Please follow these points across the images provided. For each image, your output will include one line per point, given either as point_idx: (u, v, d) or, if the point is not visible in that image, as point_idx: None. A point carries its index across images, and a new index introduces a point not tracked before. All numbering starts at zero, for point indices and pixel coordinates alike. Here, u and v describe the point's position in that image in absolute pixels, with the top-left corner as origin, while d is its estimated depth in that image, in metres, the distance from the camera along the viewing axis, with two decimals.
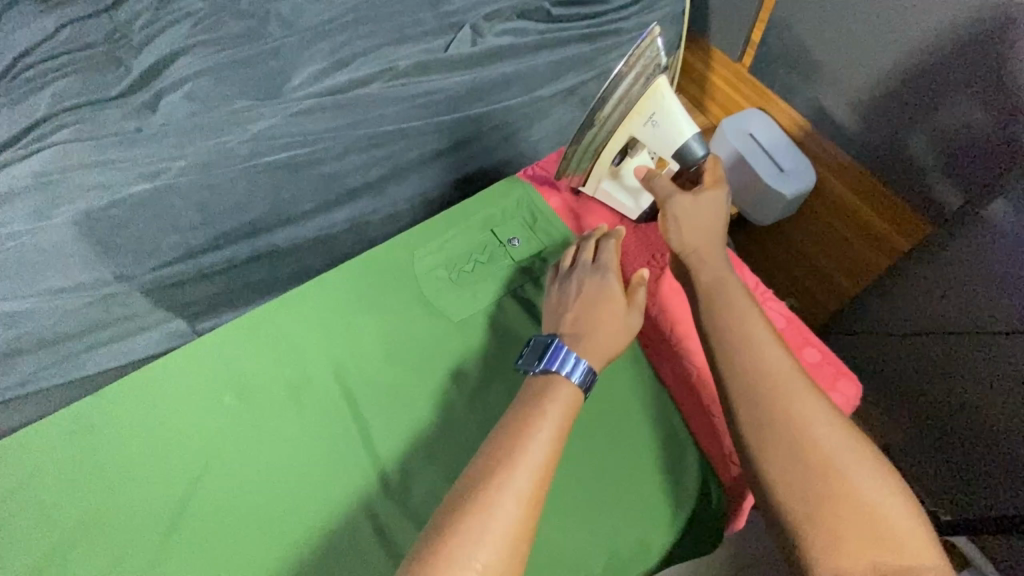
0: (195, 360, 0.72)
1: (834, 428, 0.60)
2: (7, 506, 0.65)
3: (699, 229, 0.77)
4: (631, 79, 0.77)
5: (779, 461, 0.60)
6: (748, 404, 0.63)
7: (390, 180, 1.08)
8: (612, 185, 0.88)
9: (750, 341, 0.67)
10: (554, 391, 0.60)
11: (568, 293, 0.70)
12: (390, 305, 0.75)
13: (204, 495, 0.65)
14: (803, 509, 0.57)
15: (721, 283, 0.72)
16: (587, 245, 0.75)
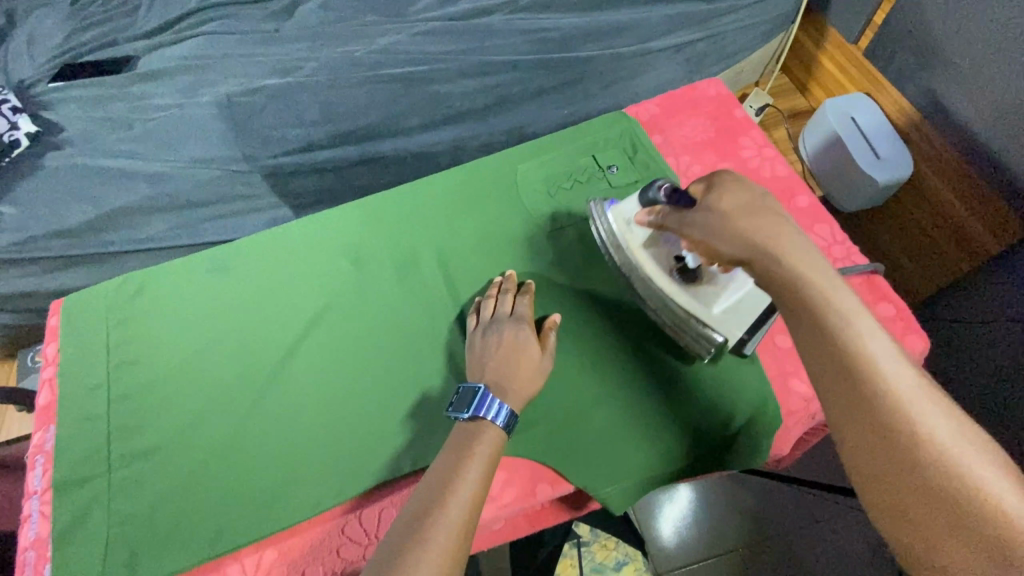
0: (315, 230, 0.82)
1: (963, 423, 0.38)
2: (157, 318, 0.77)
3: (744, 215, 0.50)
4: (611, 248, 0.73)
5: (907, 495, 0.38)
6: (862, 415, 0.40)
7: (495, 109, 1.14)
8: (722, 304, 0.65)
9: (840, 314, 0.43)
10: (475, 442, 0.57)
11: (487, 345, 0.67)
12: (491, 207, 0.82)
13: (315, 339, 0.74)
14: (948, 556, 0.36)
15: (791, 245, 0.47)
16: (498, 298, 0.71)
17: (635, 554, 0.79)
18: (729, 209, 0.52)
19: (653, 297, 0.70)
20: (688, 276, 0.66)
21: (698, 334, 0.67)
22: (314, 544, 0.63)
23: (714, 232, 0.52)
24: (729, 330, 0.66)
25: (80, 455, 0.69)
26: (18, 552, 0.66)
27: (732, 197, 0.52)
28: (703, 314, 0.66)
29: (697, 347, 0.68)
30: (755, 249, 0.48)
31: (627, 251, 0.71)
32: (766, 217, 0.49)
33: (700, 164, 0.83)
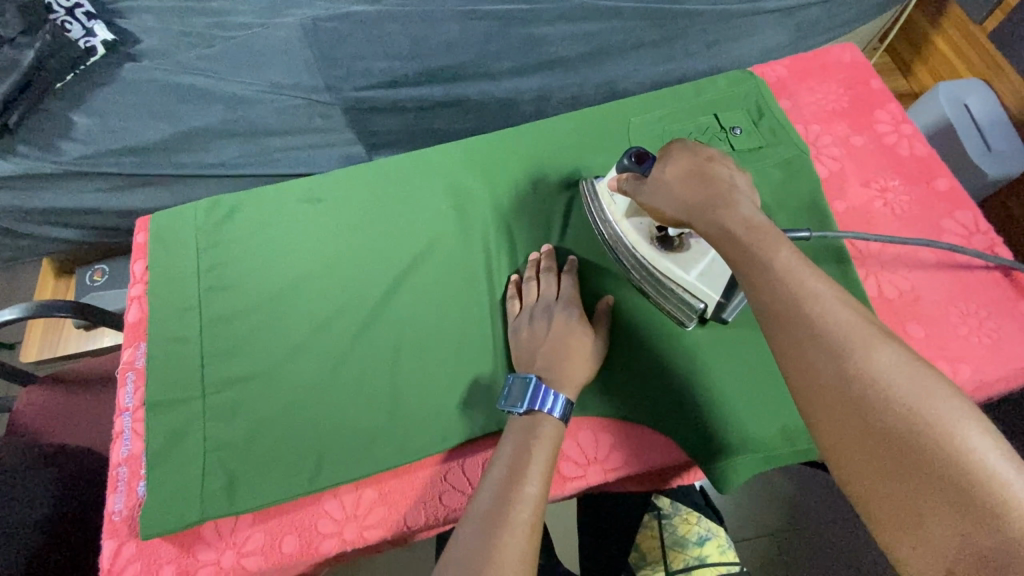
0: (415, 166, 0.78)
1: (903, 356, 0.39)
2: (249, 243, 0.75)
3: (698, 183, 0.51)
4: (599, 219, 0.69)
5: (849, 439, 0.38)
6: (803, 370, 0.41)
7: (589, 59, 1.08)
8: (698, 269, 0.61)
9: (782, 273, 0.44)
10: (533, 437, 0.56)
11: (535, 330, 0.64)
12: (600, 160, 0.77)
13: (415, 280, 0.71)
14: (895, 493, 0.36)
15: (740, 212, 0.48)
16: (541, 278, 0.68)
17: (717, 529, 0.74)
18: (681, 179, 0.53)
19: (631, 266, 0.66)
20: (664, 241, 0.63)
21: (679, 299, 0.63)
22: (417, 488, 0.62)
23: (671, 202, 0.53)
24: (708, 297, 0.62)
25: (174, 375, 0.67)
26: (111, 466, 0.65)
27: (677, 166, 0.53)
28: (682, 278, 0.62)
29: (677, 310, 0.64)
30: (704, 218, 0.50)
31: (611, 221, 0.68)
32: (722, 184, 0.50)
33: (830, 134, 0.77)
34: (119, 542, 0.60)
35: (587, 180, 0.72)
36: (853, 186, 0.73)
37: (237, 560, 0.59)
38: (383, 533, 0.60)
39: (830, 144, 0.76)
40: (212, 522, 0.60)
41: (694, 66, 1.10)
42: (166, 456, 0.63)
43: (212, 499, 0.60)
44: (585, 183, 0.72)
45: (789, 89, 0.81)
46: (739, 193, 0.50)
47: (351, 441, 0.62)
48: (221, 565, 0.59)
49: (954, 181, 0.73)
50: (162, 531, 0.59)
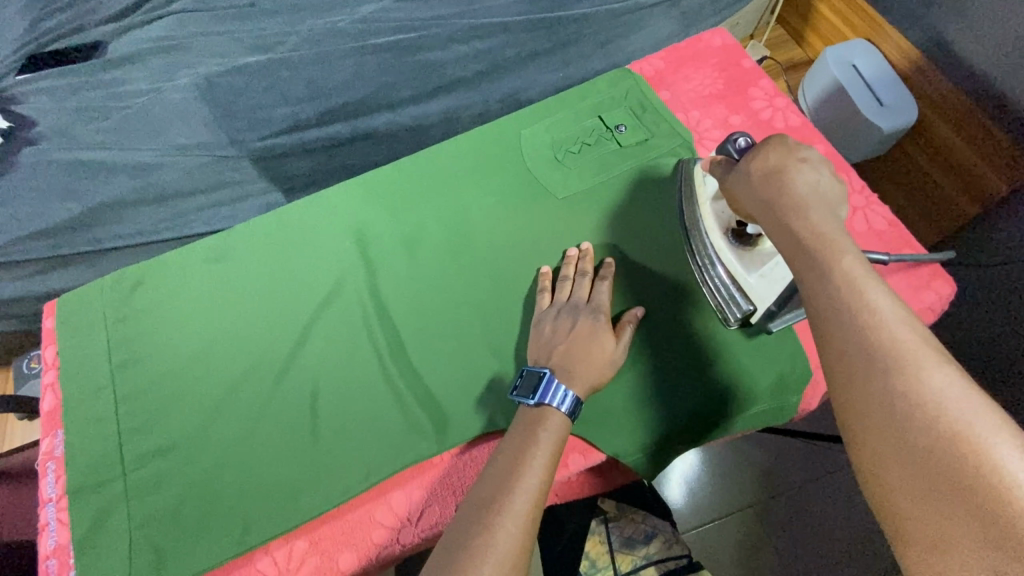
0: (316, 209, 0.79)
1: (958, 383, 0.35)
2: (157, 312, 0.74)
3: (795, 187, 0.50)
4: (684, 200, 0.71)
5: (886, 446, 0.35)
6: (844, 375, 0.38)
7: (487, 76, 1.10)
8: (760, 271, 0.63)
9: (841, 278, 0.41)
10: (539, 430, 0.55)
11: (561, 329, 0.63)
12: (495, 175, 0.79)
13: (326, 323, 0.71)
14: (928, 505, 0.32)
15: (823, 219, 0.46)
16: (578, 279, 0.67)
17: (663, 526, 0.73)
18: (772, 173, 0.52)
19: (699, 255, 0.68)
20: (739, 236, 0.64)
21: (729, 294, 0.66)
22: (347, 531, 0.62)
23: (755, 197, 0.52)
24: (761, 300, 0.64)
25: (96, 458, 0.67)
26: (40, 561, 0.64)
27: (768, 161, 0.52)
28: (741, 275, 0.64)
29: (726, 308, 0.66)
30: (790, 213, 0.48)
31: (695, 204, 0.69)
32: (820, 192, 0.49)
33: (709, 118, 0.80)
34: None
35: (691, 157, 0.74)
36: None
37: None
38: None
39: (711, 128, 0.79)
40: None
41: (592, 67, 1.12)
42: (94, 540, 0.62)
43: None
44: (684, 160, 0.74)
45: (667, 80, 0.84)
46: (836, 206, 0.48)
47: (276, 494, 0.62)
48: None
49: (828, 146, 0.76)
50: None
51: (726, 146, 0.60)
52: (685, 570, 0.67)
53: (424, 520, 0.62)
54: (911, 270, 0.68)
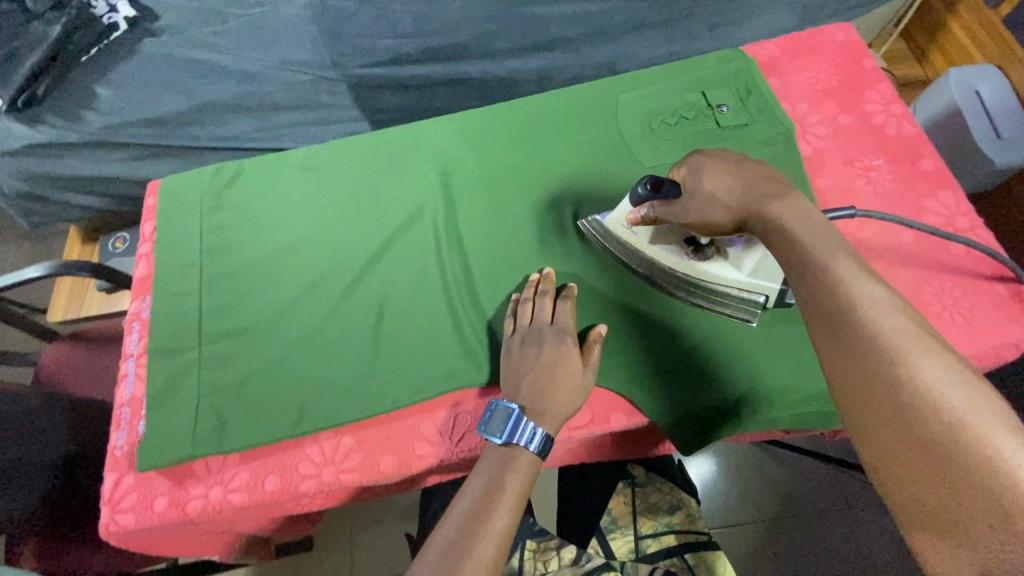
0: (406, 138, 0.81)
1: (954, 368, 0.38)
2: (248, 208, 0.79)
3: (744, 182, 0.54)
4: (619, 250, 0.69)
5: (892, 438, 0.37)
6: (846, 379, 0.41)
7: (590, 40, 1.09)
8: (750, 267, 0.62)
9: (825, 278, 0.44)
10: (508, 469, 0.56)
11: (526, 357, 0.62)
12: (586, 134, 0.79)
13: (400, 246, 0.74)
14: (934, 490, 0.35)
15: (790, 208, 0.50)
16: (537, 301, 0.66)
17: (688, 501, 0.73)
18: (712, 186, 0.55)
19: (676, 283, 0.67)
20: (700, 253, 0.63)
21: (741, 299, 0.65)
22: (392, 438, 0.66)
23: (716, 207, 0.55)
24: (768, 289, 0.63)
25: (175, 327, 0.73)
26: (115, 406, 0.70)
27: (715, 179, 0.56)
28: (738, 281, 0.63)
29: (737, 309, 0.66)
30: (758, 216, 0.52)
31: (637, 249, 0.67)
32: (766, 178, 0.54)
33: (817, 113, 0.77)
34: (119, 474, 0.66)
35: (587, 218, 0.72)
36: (837, 165, 0.74)
37: (224, 494, 0.64)
38: (359, 476, 0.64)
39: (817, 124, 0.76)
40: (202, 458, 0.65)
41: (698, 49, 1.10)
42: (164, 398, 0.68)
43: (203, 438, 0.65)
44: (583, 223, 0.72)
45: (780, 68, 0.81)
46: (788, 185, 0.53)
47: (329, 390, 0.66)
48: (208, 498, 0.64)
49: (940, 163, 0.73)
50: (156, 463, 0.64)
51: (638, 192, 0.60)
52: (700, 549, 0.67)
53: (462, 443, 0.65)
54: (1003, 303, 0.65)
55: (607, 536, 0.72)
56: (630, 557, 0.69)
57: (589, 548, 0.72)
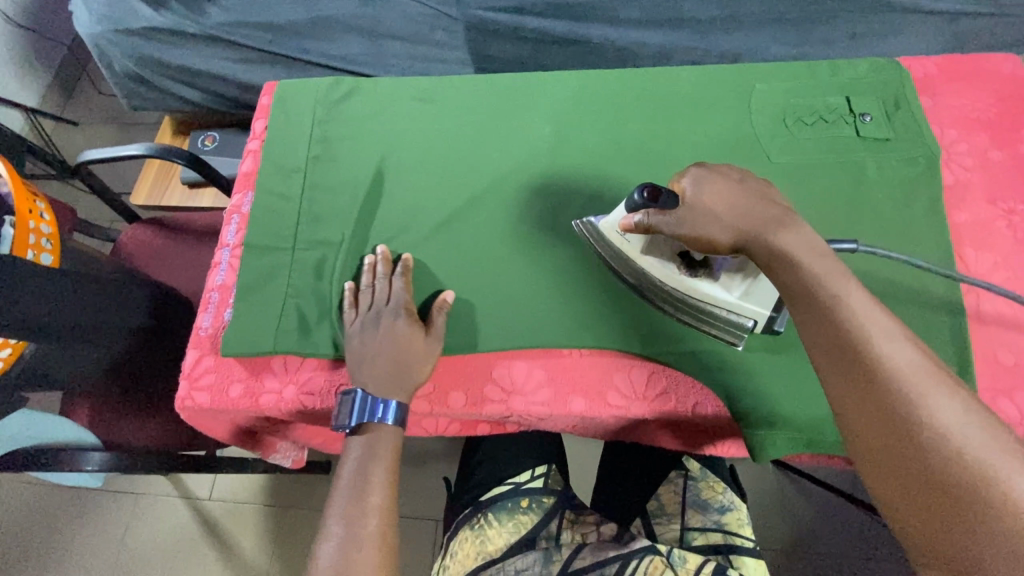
0: (526, 88, 0.80)
1: (962, 404, 0.41)
2: (360, 126, 0.79)
3: (745, 204, 0.53)
4: (612, 257, 0.65)
5: (908, 480, 0.41)
6: (857, 414, 0.44)
7: (720, 26, 1.04)
8: (740, 289, 0.58)
9: (837, 308, 0.47)
10: (370, 447, 0.62)
11: (370, 345, 0.64)
12: (714, 117, 0.75)
13: (504, 193, 0.73)
14: (947, 528, 0.39)
15: (795, 236, 0.51)
16: (374, 285, 0.67)
17: (738, 503, 0.74)
18: (709, 201, 0.53)
19: (665, 296, 0.63)
20: (691, 271, 0.59)
21: (727, 321, 0.61)
22: (466, 375, 0.66)
23: (714, 226, 0.53)
24: (756, 313, 0.59)
25: (273, 226, 0.74)
26: (205, 289, 0.72)
27: (714, 191, 0.54)
28: (726, 302, 0.59)
29: (725, 329, 0.62)
30: (757, 242, 0.52)
31: (628, 259, 0.63)
32: (765, 201, 0.53)
33: (967, 142, 0.72)
34: (201, 354, 0.68)
35: (580, 219, 0.68)
36: (976, 200, 0.69)
37: (297, 394, 0.65)
38: (428, 405, 0.65)
39: (965, 153, 0.72)
40: (281, 356, 0.66)
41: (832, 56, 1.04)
42: (253, 291, 0.69)
43: (287, 337, 0.66)
44: (580, 223, 0.68)
45: (936, 87, 0.76)
46: (788, 211, 0.53)
47: (413, 315, 0.66)
48: (282, 395, 0.65)
49: None
50: (240, 351, 0.66)
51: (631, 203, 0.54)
52: (747, 552, 0.68)
53: (536, 398, 0.64)
54: None
55: (653, 521, 0.75)
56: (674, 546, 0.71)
57: (632, 527, 0.76)
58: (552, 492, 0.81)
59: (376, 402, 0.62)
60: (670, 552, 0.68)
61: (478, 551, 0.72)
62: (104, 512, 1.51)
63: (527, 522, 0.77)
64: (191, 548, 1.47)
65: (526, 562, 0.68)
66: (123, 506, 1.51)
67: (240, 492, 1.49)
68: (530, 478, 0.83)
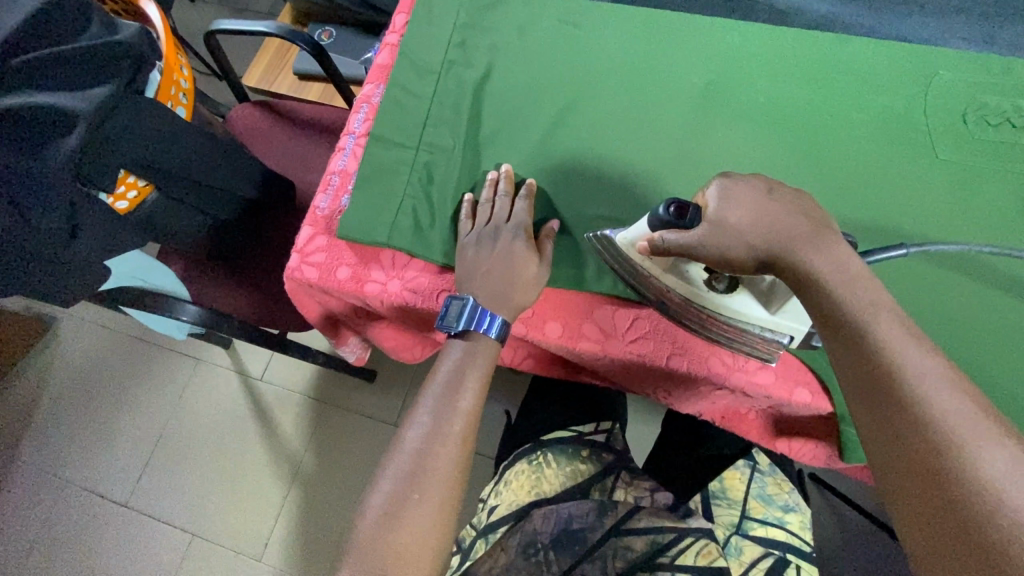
0: (682, 33, 0.76)
1: (1014, 459, 0.39)
2: (504, 38, 0.77)
3: (767, 217, 0.50)
4: (632, 281, 0.61)
5: (926, 517, 0.40)
6: (882, 444, 0.44)
7: (896, 3, 0.94)
8: (779, 310, 0.54)
9: (863, 326, 0.46)
10: (470, 355, 0.65)
11: (483, 252, 0.64)
12: (881, 99, 0.70)
13: (640, 135, 0.71)
14: (964, 570, 0.38)
15: (828, 259, 0.48)
16: (495, 200, 0.67)
17: (803, 509, 0.77)
18: (740, 218, 0.51)
19: (690, 316, 0.59)
20: (723, 292, 0.55)
21: (763, 338, 0.56)
22: (566, 312, 0.66)
23: (737, 245, 0.50)
24: (794, 330, 0.55)
25: (403, 122, 0.73)
26: (327, 170, 0.73)
27: (734, 203, 0.51)
28: (763, 323, 0.55)
29: (759, 350, 0.58)
30: (791, 264, 0.49)
31: (649, 280, 0.59)
32: (795, 215, 0.50)
33: None
34: (315, 231, 0.70)
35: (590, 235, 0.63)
36: None
37: (400, 289, 0.67)
38: (522, 327, 0.66)
39: None
40: (391, 250, 0.68)
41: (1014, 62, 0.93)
42: (375, 182, 0.70)
43: (400, 233, 0.67)
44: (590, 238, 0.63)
45: None
46: (824, 224, 0.50)
47: (530, 236, 0.65)
48: (386, 287, 0.67)
49: None
50: (355, 237, 0.67)
51: (656, 218, 0.53)
52: (802, 555, 0.71)
53: (630, 345, 0.63)
54: None
55: (713, 500, 0.79)
56: (729, 528, 0.75)
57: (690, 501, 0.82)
58: (612, 450, 0.85)
59: (486, 313, 0.63)
60: (727, 539, 0.73)
61: (532, 486, 0.78)
62: (167, 368, 1.63)
63: (585, 470, 0.81)
64: (235, 419, 1.57)
65: (581, 509, 0.70)
66: (184, 367, 1.62)
67: (289, 380, 1.58)
68: (594, 430, 0.88)
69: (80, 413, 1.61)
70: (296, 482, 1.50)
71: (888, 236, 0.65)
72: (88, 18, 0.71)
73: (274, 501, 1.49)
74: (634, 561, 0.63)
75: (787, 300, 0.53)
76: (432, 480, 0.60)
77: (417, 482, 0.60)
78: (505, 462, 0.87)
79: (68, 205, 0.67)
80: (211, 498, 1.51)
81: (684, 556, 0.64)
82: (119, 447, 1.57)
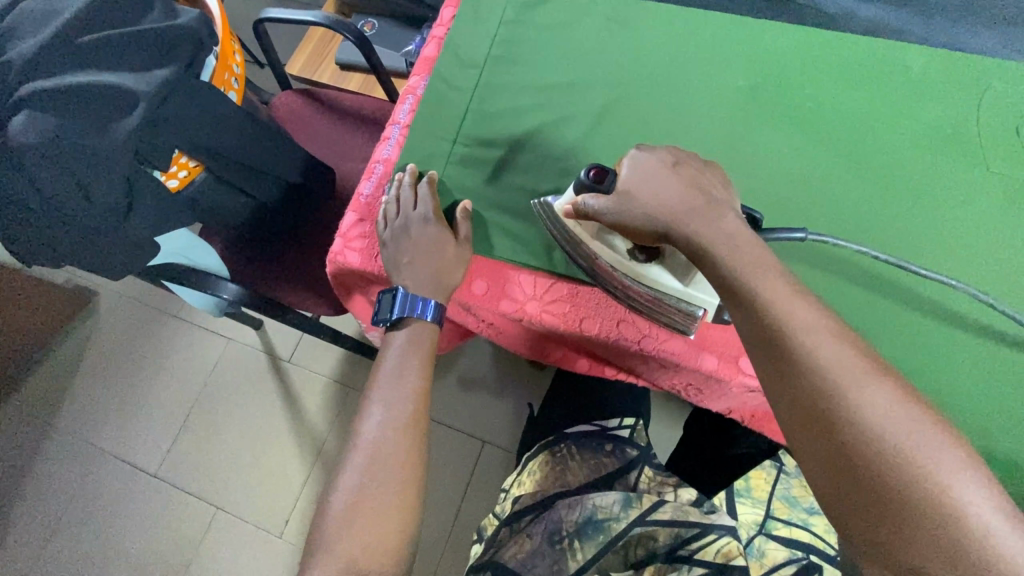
0: (728, 34, 0.76)
1: (900, 408, 0.45)
2: (549, 34, 0.78)
3: (665, 189, 0.55)
4: (564, 249, 0.64)
5: (849, 488, 0.46)
6: (798, 424, 0.49)
7: (951, 10, 0.91)
8: (686, 281, 0.58)
9: (774, 308, 0.50)
10: (409, 345, 0.69)
11: (398, 245, 0.67)
12: (933, 106, 0.69)
13: (681, 134, 0.71)
14: (883, 528, 0.44)
15: (715, 225, 0.54)
16: (400, 195, 0.68)
17: (829, 512, 0.75)
18: (642, 186, 0.56)
19: (612, 286, 0.62)
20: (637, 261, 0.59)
21: (676, 310, 0.59)
22: (601, 306, 0.65)
23: (643, 216, 0.55)
24: (706, 301, 0.57)
25: (447, 113, 0.75)
26: (372, 159, 0.75)
27: (641, 176, 0.56)
28: (674, 293, 0.58)
29: (675, 320, 0.60)
30: (682, 231, 0.54)
31: (578, 245, 0.61)
32: (692, 187, 0.55)
33: None
34: (359, 217, 0.71)
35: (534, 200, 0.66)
36: None
37: (438, 277, 0.68)
38: (559, 321, 0.65)
39: None
40: None
41: None
42: (418, 172, 0.72)
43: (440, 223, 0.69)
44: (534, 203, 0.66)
45: None
46: (718, 197, 0.55)
47: (440, 219, 0.67)
48: None
49: None
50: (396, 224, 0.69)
51: (579, 183, 0.57)
52: (826, 557, 0.69)
53: (664, 343, 0.63)
54: None
55: (737, 498, 0.79)
56: (752, 529, 0.74)
57: (715, 499, 0.82)
58: (636, 446, 0.85)
59: (417, 299, 0.67)
60: (750, 539, 0.72)
61: (556, 479, 0.79)
62: (199, 345, 1.68)
63: (608, 463, 0.82)
64: (262, 399, 1.61)
65: (605, 500, 0.72)
66: (216, 345, 1.67)
67: (316, 364, 1.61)
68: (618, 425, 0.89)
69: (115, 384, 1.67)
70: (317, 464, 1.53)
71: (933, 247, 0.64)
72: (151, 3, 0.74)
73: (296, 480, 1.53)
74: (659, 551, 0.65)
75: (691, 273, 0.57)
76: (387, 465, 0.63)
77: (375, 469, 0.63)
78: (528, 454, 0.89)
79: (125, 182, 0.71)
80: (236, 474, 1.56)
81: (705, 551, 0.64)
82: (151, 418, 1.63)
